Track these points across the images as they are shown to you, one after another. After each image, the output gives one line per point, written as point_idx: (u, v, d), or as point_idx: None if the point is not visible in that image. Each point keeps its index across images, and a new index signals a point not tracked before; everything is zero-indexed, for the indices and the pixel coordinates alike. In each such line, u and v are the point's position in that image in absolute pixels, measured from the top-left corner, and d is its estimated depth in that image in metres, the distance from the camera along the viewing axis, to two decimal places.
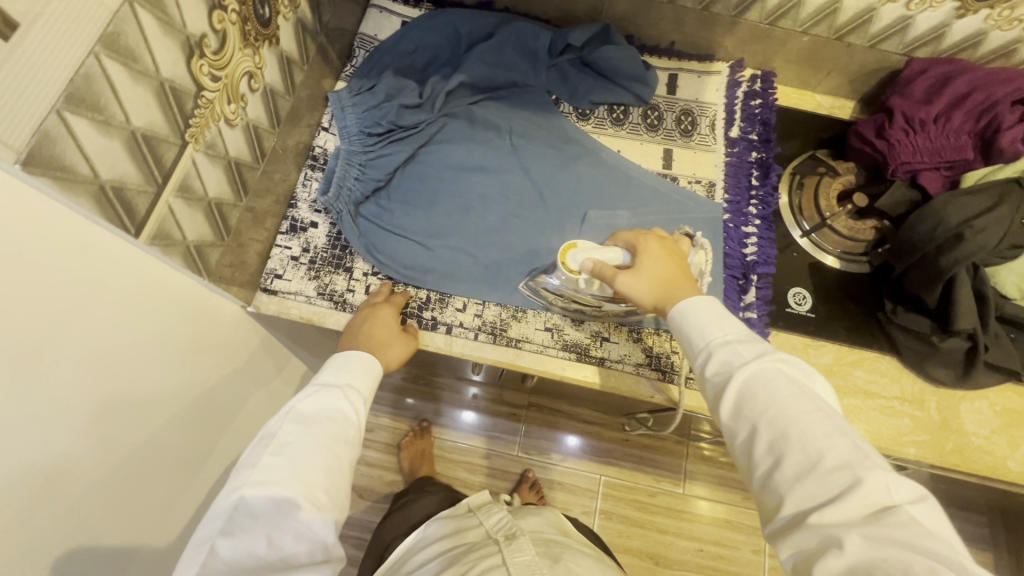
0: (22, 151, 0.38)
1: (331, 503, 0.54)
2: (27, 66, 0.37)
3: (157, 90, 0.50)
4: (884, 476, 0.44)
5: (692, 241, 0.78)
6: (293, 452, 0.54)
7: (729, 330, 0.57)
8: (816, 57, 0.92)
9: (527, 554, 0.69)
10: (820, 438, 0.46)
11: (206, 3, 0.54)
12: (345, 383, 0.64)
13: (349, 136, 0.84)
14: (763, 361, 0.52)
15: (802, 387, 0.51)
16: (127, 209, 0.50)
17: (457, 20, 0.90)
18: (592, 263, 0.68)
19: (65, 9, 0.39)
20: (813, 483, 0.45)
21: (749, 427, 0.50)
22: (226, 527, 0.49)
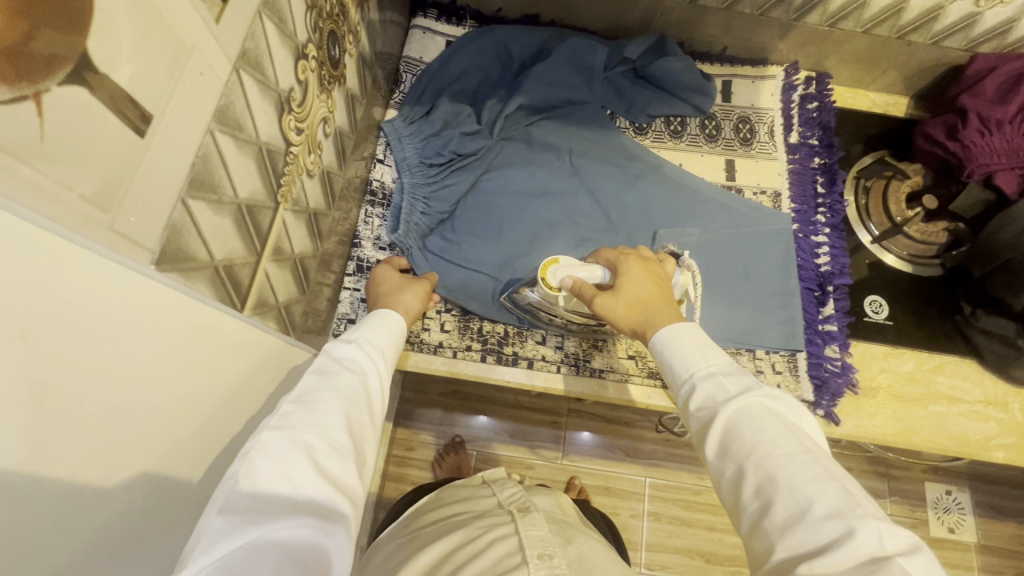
0: (155, 249, 0.35)
1: (355, 451, 0.47)
2: (159, 161, 0.34)
3: (256, 155, 0.47)
4: (878, 525, 0.39)
5: (681, 261, 0.76)
6: (317, 395, 0.48)
7: (714, 361, 0.54)
8: (874, 56, 0.90)
9: (542, 529, 0.66)
10: (809, 483, 0.42)
11: (294, 55, 0.50)
12: (358, 337, 0.58)
13: (410, 168, 0.83)
14: (748, 397, 0.49)
15: (789, 423, 0.47)
16: (235, 285, 0.47)
17: (506, 37, 0.87)
18: (571, 280, 0.67)
19: (189, 90, 0.36)
20: (802, 533, 0.41)
21: (736, 467, 0.47)
22: (247, 464, 0.41)
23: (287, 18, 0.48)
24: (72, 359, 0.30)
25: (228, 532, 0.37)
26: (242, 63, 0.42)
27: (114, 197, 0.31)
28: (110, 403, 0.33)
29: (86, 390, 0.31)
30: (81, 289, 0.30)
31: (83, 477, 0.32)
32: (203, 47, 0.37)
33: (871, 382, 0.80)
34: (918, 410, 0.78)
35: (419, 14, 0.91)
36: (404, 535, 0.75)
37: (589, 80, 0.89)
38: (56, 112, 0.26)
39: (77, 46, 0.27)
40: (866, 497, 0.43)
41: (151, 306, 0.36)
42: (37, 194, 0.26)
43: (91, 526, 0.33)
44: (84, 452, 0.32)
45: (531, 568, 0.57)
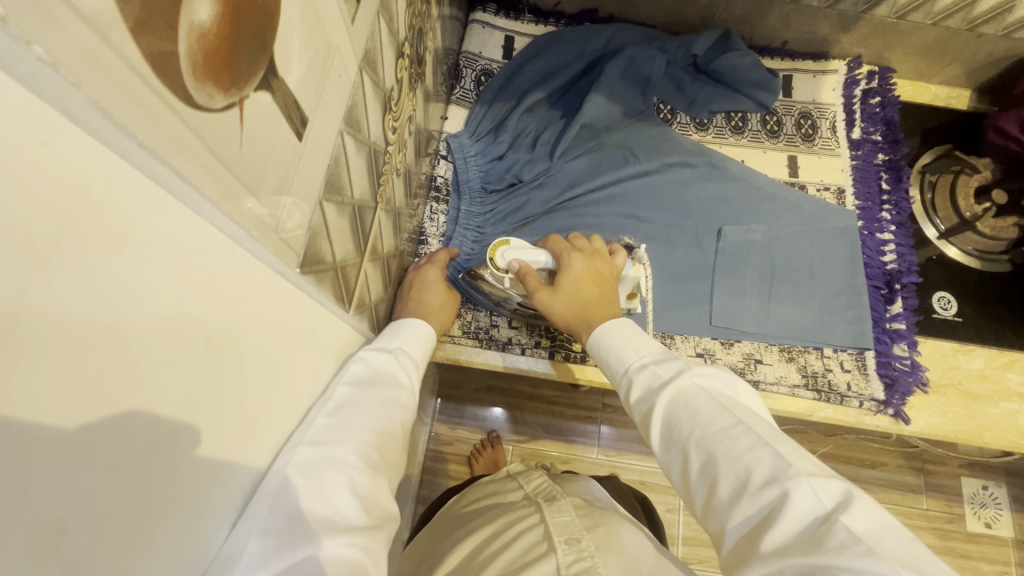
0: (300, 252, 0.35)
1: (382, 467, 0.47)
2: (310, 164, 0.34)
3: (368, 156, 0.47)
4: (811, 481, 0.38)
5: (632, 255, 0.74)
6: (351, 411, 0.47)
7: (645, 352, 0.54)
8: (940, 49, 0.89)
9: (569, 515, 0.62)
10: (745, 454, 0.42)
11: (395, 54, 0.50)
12: (397, 347, 0.58)
13: (471, 189, 0.85)
14: (681, 379, 0.49)
15: (721, 397, 0.47)
16: (346, 286, 0.47)
17: (566, 49, 0.87)
18: (519, 266, 0.66)
19: (331, 91, 0.36)
20: (747, 504, 0.40)
21: (681, 450, 0.46)
22: (283, 480, 0.39)
23: (394, 17, 0.48)
24: (232, 354, 0.31)
25: (266, 559, 0.35)
26: (364, 63, 0.42)
27: (278, 205, 0.31)
28: (243, 374, 0.32)
29: (237, 379, 0.32)
30: (245, 293, 0.30)
31: (224, 444, 0.32)
32: (342, 48, 0.36)
33: (941, 380, 0.79)
34: (990, 407, 0.76)
35: (477, 8, 0.91)
36: (434, 542, 0.71)
37: (647, 90, 0.88)
38: (250, 119, 0.26)
39: (266, 52, 0.26)
40: (801, 452, 0.42)
41: (283, 300, 0.36)
42: (234, 202, 0.26)
43: (218, 493, 0.33)
44: (229, 421, 0.32)
45: (560, 555, 0.54)
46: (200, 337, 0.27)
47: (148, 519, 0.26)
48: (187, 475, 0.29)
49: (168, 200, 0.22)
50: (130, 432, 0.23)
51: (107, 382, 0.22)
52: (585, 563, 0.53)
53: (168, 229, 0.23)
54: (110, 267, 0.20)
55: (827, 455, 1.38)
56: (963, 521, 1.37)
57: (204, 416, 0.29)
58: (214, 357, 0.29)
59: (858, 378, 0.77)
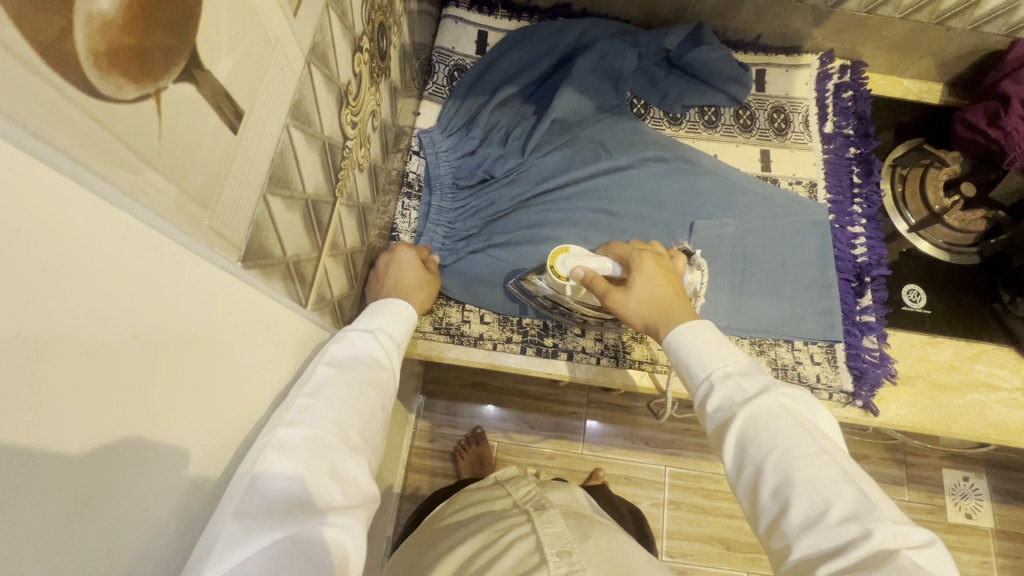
0: (241, 246, 0.35)
1: (365, 449, 0.48)
2: (248, 157, 0.34)
3: (322, 151, 0.47)
4: (894, 524, 0.40)
5: (690, 259, 0.75)
6: (330, 391, 0.48)
7: (730, 359, 0.54)
8: (910, 43, 0.89)
9: (559, 526, 0.62)
10: (828, 486, 0.43)
11: (351, 48, 0.50)
12: (378, 327, 0.59)
13: (442, 185, 0.85)
14: (765, 397, 0.49)
15: (806, 422, 0.47)
16: (301, 280, 0.47)
17: (538, 44, 0.87)
18: (584, 271, 0.65)
19: (271, 84, 0.36)
20: (820, 533, 0.41)
21: (754, 469, 0.47)
22: (264, 464, 0.40)
23: (347, 11, 0.47)
24: (171, 350, 0.30)
25: (244, 536, 0.37)
26: (313, 57, 0.42)
27: (208, 196, 0.30)
28: (188, 358, 0.32)
29: (179, 377, 0.31)
30: (180, 285, 0.30)
31: (170, 444, 0.32)
32: (284, 42, 0.36)
33: (910, 371, 0.80)
34: (957, 398, 0.77)
35: (450, 3, 0.90)
36: (422, 550, 0.70)
37: (618, 85, 0.87)
38: (169, 111, 0.26)
39: (186, 45, 0.26)
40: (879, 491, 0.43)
41: (228, 294, 0.36)
42: (148, 190, 0.26)
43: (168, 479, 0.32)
44: (175, 410, 0.31)
45: (552, 567, 0.54)
46: (128, 331, 0.26)
47: (84, 518, 0.25)
48: (127, 475, 0.28)
49: (75, 191, 0.22)
50: (45, 427, 0.23)
51: (18, 376, 0.21)
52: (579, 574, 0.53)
53: (77, 219, 0.22)
54: (8, 257, 0.20)
55: None
56: (944, 511, 1.38)
57: (140, 413, 0.28)
58: (146, 352, 0.28)
59: (827, 371, 0.78)
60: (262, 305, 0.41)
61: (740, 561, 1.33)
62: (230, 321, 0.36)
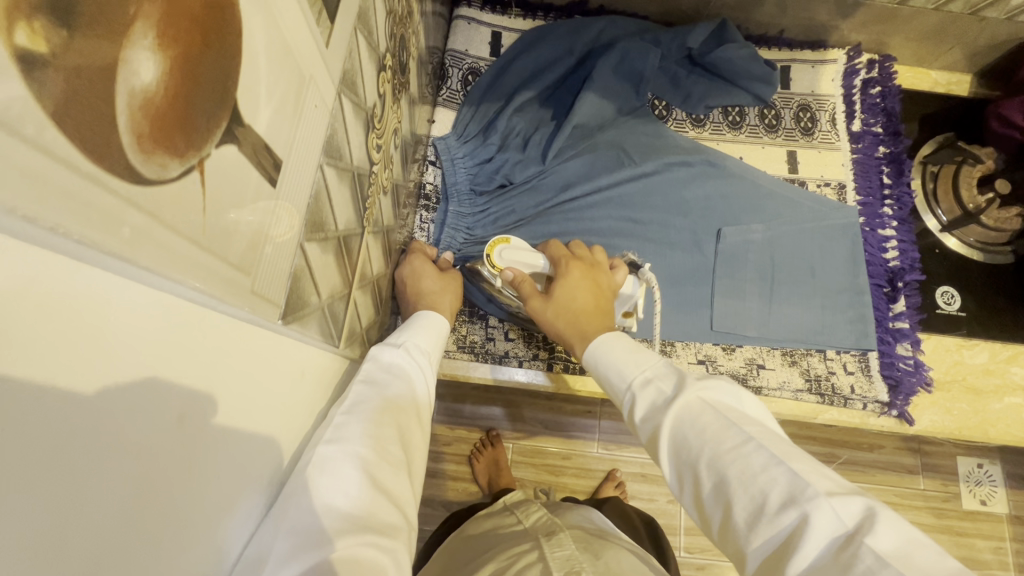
0: (281, 302, 0.33)
1: (404, 465, 0.45)
2: (286, 208, 0.31)
3: (352, 183, 0.44)
4: (830, 500, 0.35)
5: (638, 270, 0.71)
6: (366, 407, 0.46)
7: (645, 364, 0.49)
8: (941, 34, 0.86)
9: (568, 548, 0.60)
10: (759, 475, 0.38)
11: (376, 67, 0.47)
12: (406, 340, 0.56)
13: (459, 193, 0.81)
14: (684, 394, 0.44)
15: (727, 411, 0.43)
16: (335, 321, 0.45)
17: (556, 44, 0.83)
18: (513, 272, 0.64)
19: (305, 124, 0.33)
20: (767, 530, 0.36)
21: (691, 474, 0.42)
22: (305, 480, 0.38)
23: (373, 29, 0.44)
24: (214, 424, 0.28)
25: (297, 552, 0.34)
26: (343, 87, 0.38)
27: (253, 259, 0.28)
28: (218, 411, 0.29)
29: (221, 452, 0.30)
30: (221, 354, 0.28)
31: (216, 519, 0.30)
32: (317, 76, 0.33)
33: (946, 376, 0.78)
34: (994, 402, 0.76)
35: (462, 4, 0.86)
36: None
37: (640, 87, 0.84)
38: (214, 179, 0.23)
39: (228, 101, 0.23)
40: (817, 466, 0.38)
41: (267, 352, 0.34)
42: (201, 271, 0.23)
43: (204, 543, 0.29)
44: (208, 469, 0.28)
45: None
46: (174, 418, 0.25)
47: None
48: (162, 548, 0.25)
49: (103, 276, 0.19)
50: (104, 542, 0.21)
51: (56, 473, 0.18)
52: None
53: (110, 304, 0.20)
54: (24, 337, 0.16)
55: (824, 440, 1.38)
56: (960, 499, 1.38)
57: (183, 495, 0.26)
58: (187, 433, 0.26)
59: (862, 381, 0.76)
60: (294, 354, 0.38)
61: None
62: (263, 372, 0.34)
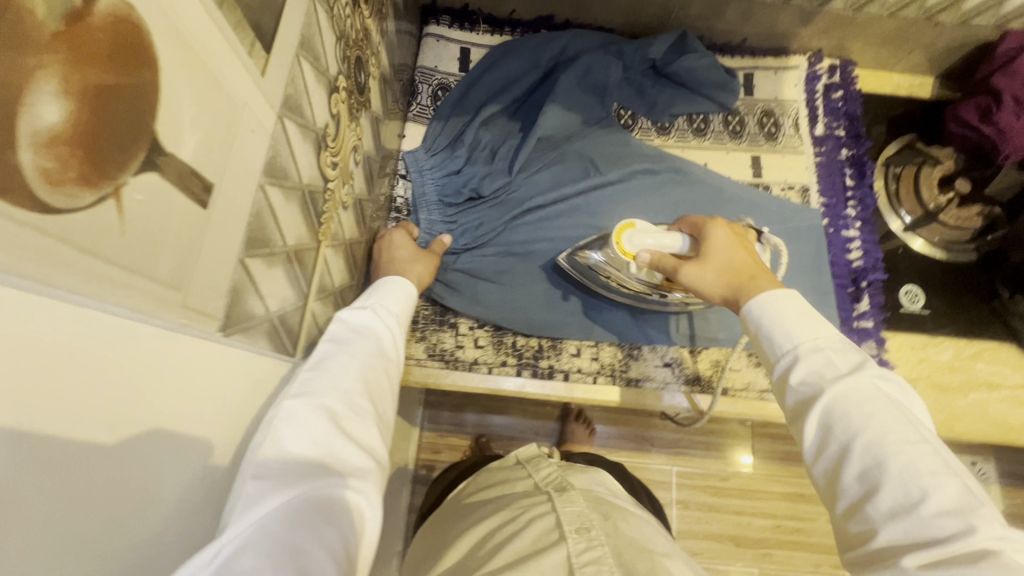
0: (220, 315, 0.35)
1: (375, 415, 0.47)
2: (219, 227, 0.33)
3: (301, 201, 0.46)
4: (1005, 527, 0.35)
5: (760, 235, 0.70)
6: (330, 364, 0.47)
7: (822, 331, 0.48)
8: (898, 39, 0.88)
9: (579, 506, 0.61)
10: (928, 474, 0.38)
11: (327, 90, 0.49)
12: (374, 302, 0.57)
13: (427, 202, 0.83)
14: (862, 376, 0.43)
15: (904, 410, 0.42)
16: (288, 331, 0.46)
17: (520, 59, 0.86)
18: (650, 255, 0.64)
19: (241, 148, 0.35)
20: (912, 520, 0.37)
21: (839, 449, 0.42)
22: (273, 432, 0.40)
23: (320, 55, 0.47)
24: (165, 422, 0.30)
25: (265, 494, 0.36)
26: (285, 110, 0.41)
27: (185, 276, 0.30)
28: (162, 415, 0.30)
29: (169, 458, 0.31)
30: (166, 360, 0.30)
31: (180, 511, 0.32)
32: (252, 104, 0.36)
33: (911, 374, 0.79)
34: (959, 398, 0.77)
35: (430, 21, 0.89)
36: (442, 530, 0.70)
37: (603, 98, 0.86)
38: (135, 205, 0.25)
39: (146, 132, 0.26)
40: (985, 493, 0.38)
41: (221, 349, 0.36)
42: (124, 290, 0.25)
43: (151, 544, 0.30)
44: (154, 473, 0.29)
45: (571, 544, 0.54)
46: (112, 426, 0.26)
47: None
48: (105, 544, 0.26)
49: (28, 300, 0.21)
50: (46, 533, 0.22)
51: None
52: (595, 553, 0.53)
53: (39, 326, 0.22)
54: None
55: None
56: None
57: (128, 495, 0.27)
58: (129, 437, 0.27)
59: None
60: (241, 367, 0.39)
61: (749, 557, 1.33)
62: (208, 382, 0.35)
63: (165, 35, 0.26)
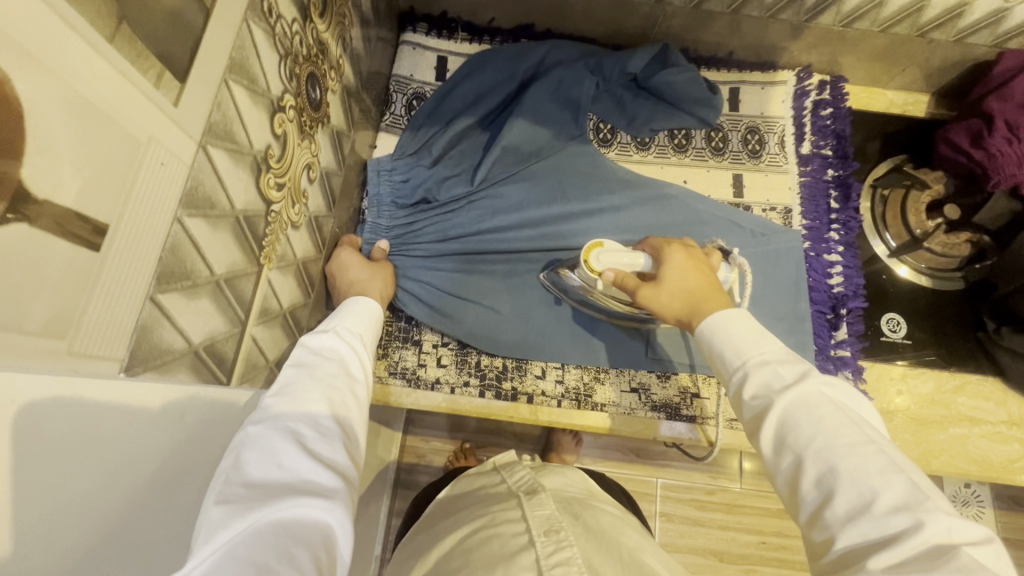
0: (122, 356, 0.33)
1: (346, 432, 0.45)
2: (118, 272, 0.32)
3: (233, 228, 0.44)
4: (946, 516, 0.35)
5: (728, 256, 0.71)
6: (296, 385, 0.46)
7: (767, 346, 0.49)
8: (891, 55, 0.85)
9: (549, 508, 0.60)
10: (874, 474, 0.38)
11: (268, 110, 0.48)
12: (336, 324, 0.55)
13: (381, 206, 0.79)
14: (805, 385, 0.44)
15: (849, 411, 0.42)
16: (219, 361, 0.45)
17: (493, 69, 0.84)
18: (614, 273, 0.64)
19: (148, 183, 0.34)
20: (866, 523, 0.36)
21: (795, 458, 0.42)
22: (236, 458, 0.39)
23: (258, 76, 0.45)
24: (47, 489, 0.28)
25: (227, 521, 0.35)
26: (210, 137, 0.39)
27: (66, 324, 0.29)
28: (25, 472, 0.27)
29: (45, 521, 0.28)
30: (51, 413, 0.28)
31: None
32: (162, 137, 0.34)
33: (888, 406, 0.76)
34: (937, 433, 0.75)
35: (407, 29, 0.88)
36: (417, 539, 0.67)
37: (576, 113, 0.84)
38: None
39: (9, 179, 0.24)
40: (931, 485, 0.38)
41: (129, 397, 0.34)
42: None
43: None
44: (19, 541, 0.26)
45: (539, 547, 0.52)
46: None
47: None
48: None
49: None
50: None
51: None
52: (564, 553, 0.52)
53: None
54: None
55: None
56: None
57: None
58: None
59: None
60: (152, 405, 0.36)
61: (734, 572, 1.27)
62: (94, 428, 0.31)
63: (30, 78, 0.25)
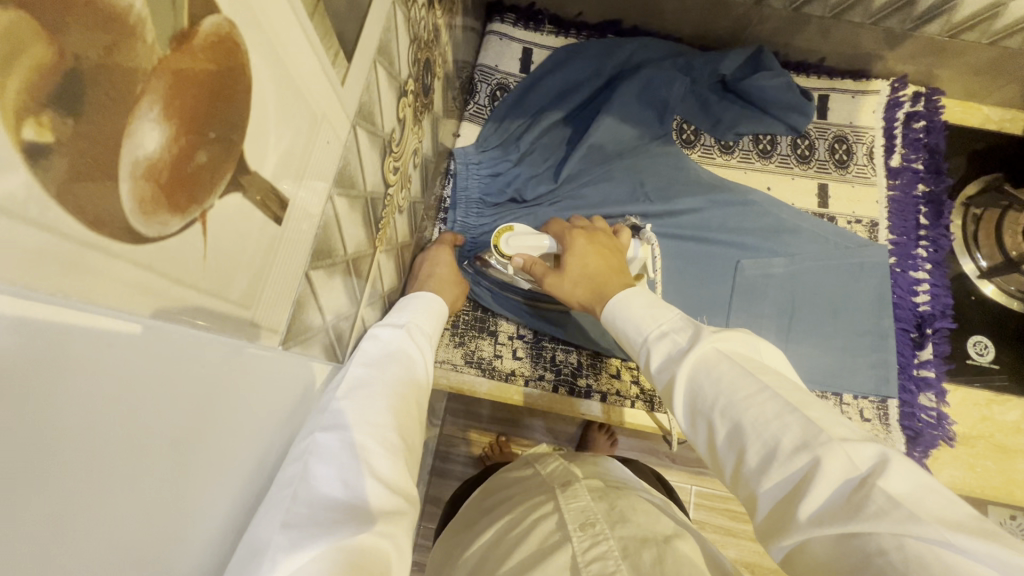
0: (282, 328, 0.34)
1: (404, 450, 0.44)
2: (288, 247, 0.32)
3: (363, 208, 0.45)
4: (844, 444, 0.34)
5: (640, 234, 0.70)
6: (366, 391, 0.45)
7: (664, 319, 0.49)
8: (994, 70, 0.82)
9: (584, 499, 0.57)
10: (771, 421, 0.37)
11: (396, 94, 0.48)
12: (409, 322, 0.55)
13: (467, 200, 0.80)
14: (700, 346, 0.43)
15: (747, 362, 0.42)
16: (339, 340, 0.46)
17: (581, 65, 0.83)
18: (522, 258, 0.63)
19: (317, 159, 0.34)
20: (776, 472, 0.35)
21: (706, 421, 0.41)
22: (304, 468, 0.36)
23: (395, 59, 0.45)
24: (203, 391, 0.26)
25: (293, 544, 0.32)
26: (359, 118, 0.40)
27: (255, 293, 0.29)
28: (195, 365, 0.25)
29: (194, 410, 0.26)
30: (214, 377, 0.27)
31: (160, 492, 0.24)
32: (331, 114, 0.35)
33: (971, 431, 0.74)
34: (1022, 462, 0.73)
35: (495, 19, 0.87)
36: (458, 538, 0.66)
37: (663, 114, 0.83)
38: (217, 227, 0.25)
39: (235, 151, 0.25)
40: (833, 415, 0.37)
41: (248, 380, 0.31)
42: (196, 313, 0.24)
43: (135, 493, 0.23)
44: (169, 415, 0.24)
45: (576, 542, 0.50)
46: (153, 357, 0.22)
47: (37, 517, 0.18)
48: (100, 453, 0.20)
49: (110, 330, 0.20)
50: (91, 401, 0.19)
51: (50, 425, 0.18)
52: (601, 548, 0.49)
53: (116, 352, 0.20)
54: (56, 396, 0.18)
55: None
56: None
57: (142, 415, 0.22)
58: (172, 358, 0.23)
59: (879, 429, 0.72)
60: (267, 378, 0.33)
61: None
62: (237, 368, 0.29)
63: (260, 52, 0.25)
